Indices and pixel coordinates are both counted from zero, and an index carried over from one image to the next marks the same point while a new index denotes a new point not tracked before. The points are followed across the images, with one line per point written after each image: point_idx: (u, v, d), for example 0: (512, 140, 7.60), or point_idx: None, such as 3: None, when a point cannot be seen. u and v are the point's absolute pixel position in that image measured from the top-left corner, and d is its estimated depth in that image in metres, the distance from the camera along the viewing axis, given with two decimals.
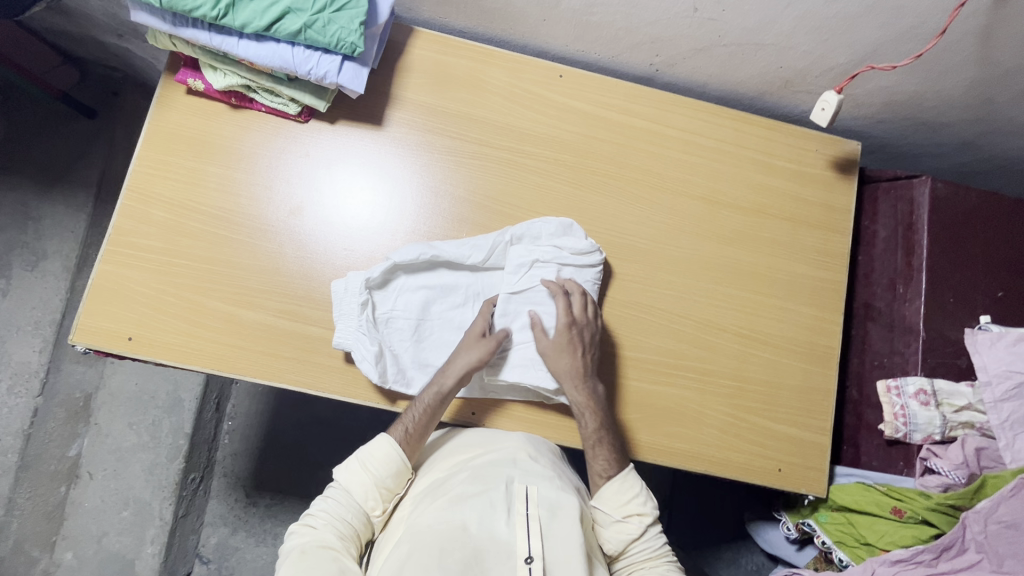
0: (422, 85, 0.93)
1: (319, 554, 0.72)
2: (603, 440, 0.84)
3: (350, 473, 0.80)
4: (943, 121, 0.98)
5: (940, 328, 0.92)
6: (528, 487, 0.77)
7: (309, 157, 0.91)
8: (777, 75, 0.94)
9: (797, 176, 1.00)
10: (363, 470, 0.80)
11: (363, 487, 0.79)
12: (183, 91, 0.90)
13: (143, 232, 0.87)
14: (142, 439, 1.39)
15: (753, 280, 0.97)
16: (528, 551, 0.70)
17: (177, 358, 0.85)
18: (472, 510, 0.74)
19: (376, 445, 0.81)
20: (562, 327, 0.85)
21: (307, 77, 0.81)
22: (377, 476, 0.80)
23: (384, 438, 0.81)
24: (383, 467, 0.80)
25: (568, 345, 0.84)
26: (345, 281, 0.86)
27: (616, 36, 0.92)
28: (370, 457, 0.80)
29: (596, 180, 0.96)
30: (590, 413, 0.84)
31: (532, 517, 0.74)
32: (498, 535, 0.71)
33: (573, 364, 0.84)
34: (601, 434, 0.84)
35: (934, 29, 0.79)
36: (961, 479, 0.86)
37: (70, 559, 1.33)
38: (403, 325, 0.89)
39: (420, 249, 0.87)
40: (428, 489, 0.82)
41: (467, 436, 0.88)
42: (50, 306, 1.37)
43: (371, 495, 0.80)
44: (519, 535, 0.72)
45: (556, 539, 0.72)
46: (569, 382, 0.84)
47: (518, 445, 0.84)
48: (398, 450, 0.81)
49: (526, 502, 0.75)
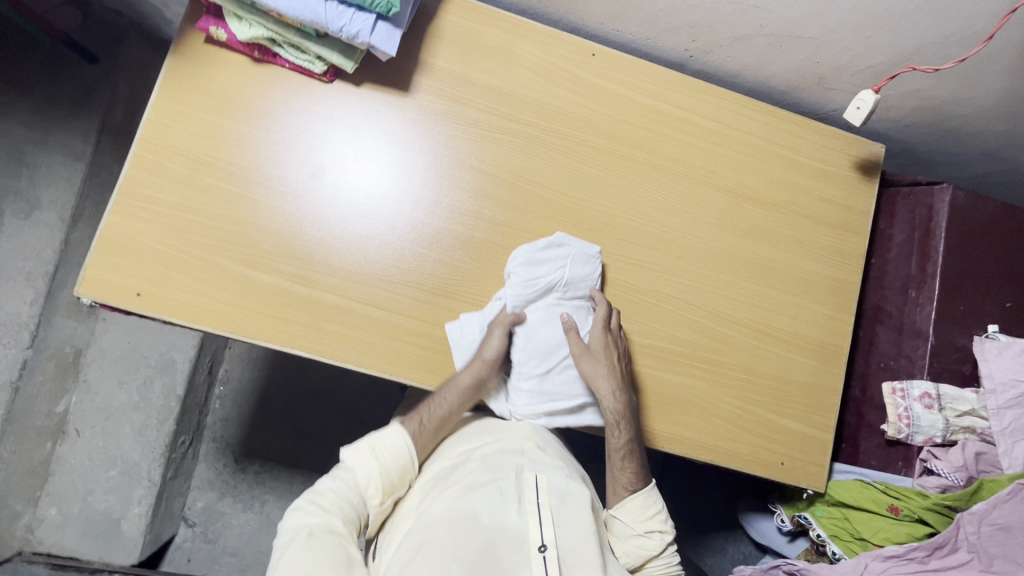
0: (452, 53, 0.91)
1: (327, 539, 0.70)
2: (628, 469, 0.85)
3: (359, 455, 0.78)
4: (969, 129, 0.99)
5: (949, 335, 0.94)
6: (538, 476, 0.79)
7: (332, 119, 0.88)
8: (812, 71, 0.93)
9: (821, 174, 0.99)
10: (371, 454, 0.78)
11: (369, 474, 0.78)
12: (204, 39, 0.85)
13: (157, 185, 0.84)
14: (133, 399, 1.36)
15: (769, 276, 0.97)
16: (541, 539, 0.71)
17: (184, 317, 0.82)
18: (483, 500, 0.75)
19: (387, 435, 0.80)
20: (600, 331, 0.85)
21: (338, 34, 0.78)
22: (383, 466, 0.78)
23: (397, 428, 0.81)
24: (391, 456, 0.79)
25: (603, 345, 0.85)
26: (460, 324, 0.87)
27: (655, 17, 0.90)
28: (381, 444, 0.79)
29: (620, 164, 0.94)
30: (620, 428, 0.84)
31: (543, 505, 0.75)
32: (510, 524, 0.72)
33: (607, 369, 0.84)
34: (625, 462, 0.85)
35: (979, 33, 0.79)
36: (960, 481, 0.89)
37: (54, 515, 1.30)
38: (528, 360, 0.87)
39: (544, 295, 0.88)
40: (436, 478, 0.83)
41: (473, 427, 0.91)
42: (43, 257, 1.31)
43: (374, 483, 0.78)
44: (530, 523, 0.73)
45: (567, 528, 0.74)
46: (602, 387, 0.84)
47: (527, 435, 0.86)
48: (410, 442, 0.81)
49: (537, 491, 0.77)
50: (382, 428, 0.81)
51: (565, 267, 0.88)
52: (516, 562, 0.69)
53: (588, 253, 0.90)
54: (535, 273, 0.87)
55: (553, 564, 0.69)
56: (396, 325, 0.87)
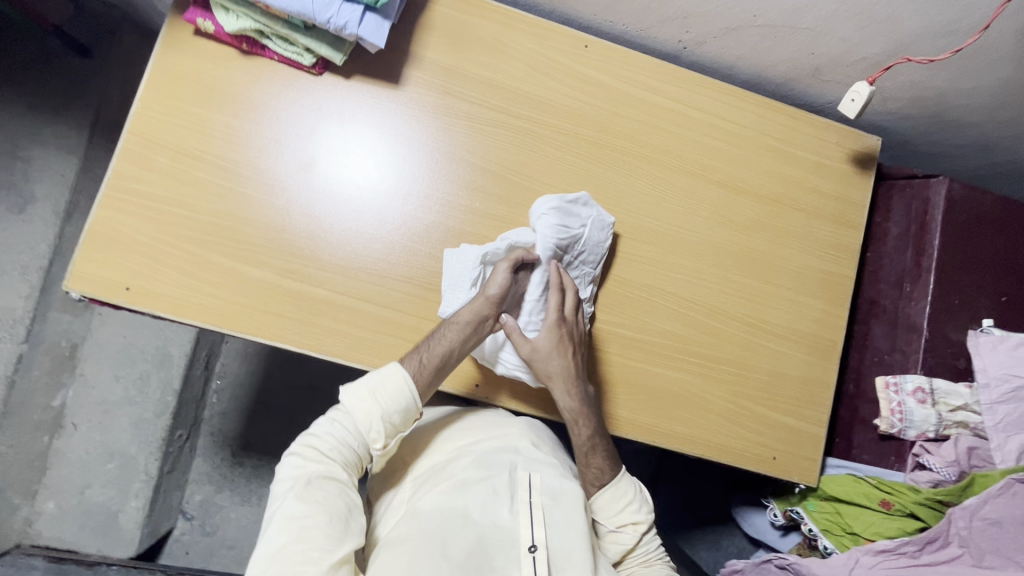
0: (443, 44, 0.90)
1: (325, 489, 0.70)
2: (593, 464, 0.85)
3: (359, 401, 0.75)
4: (967, 121, 0.98)
5: (944, 329, 0.93)
6: (532, 475, 0.79)
7: (322, 112, 0.87)
8: (807, 62, 0.92)
9: (816, 167, 0.99)
10: (372, 399, 0.75)
11: (369, 417, 0.75)
12: (192, 31, 0.85)
13: (146, 179, 0.83)
14: (128, 393, 1.36)
15: (763, 270, 0.96)
16: (532, 540, 0.72)
17: (174, 311, 0.82)
18: (475, 498, 0.74)
19: (388, 377, 0.76)
20: (552, 324, 0.82)
21: (326, 26, 0.77)
22: (385, 409, 0.75)
23: (398, 369, 0.77)
24: (393, 401, 0.75)
25: (554, 338, 0.82)
26: (458, 252, 0.87)
27: (649, 8, 0.88)
28: (382, 388, 0.75)
29: (613, 156, 0.93)
30: (581, 423, 0.84)
31: (535, 505, 0.75)
32: (502, 525, 0.73)
33: (561, 366, 0.82)
34: (590, 458, 0.85)
35: (976, 24, 0.78)
36: (952, 476, 0.88)
37: (52, 509, 1.31)
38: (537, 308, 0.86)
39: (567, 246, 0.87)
40: (429, 473, 0.82)
41: (467, 422, 0.89)
42: (37, 252, 1.31)
43: (375, 426, 0.75)
44: (522, 523, 0.73)
45: (558, 528, 0.74)
46: (557, 382, 0.83)
47: (521, 433, 0.86)
48: (410, 383, 0.76)
49: (529, 490, 0.77)
50: (383, 372, 0.76)
51: (586, 229, 0.88)
52: (506, 563, 0.70)
53: (604, 224, 0.90)
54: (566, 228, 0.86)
55: (542, 565, 0.70)
56: (387, 319, 0.87)
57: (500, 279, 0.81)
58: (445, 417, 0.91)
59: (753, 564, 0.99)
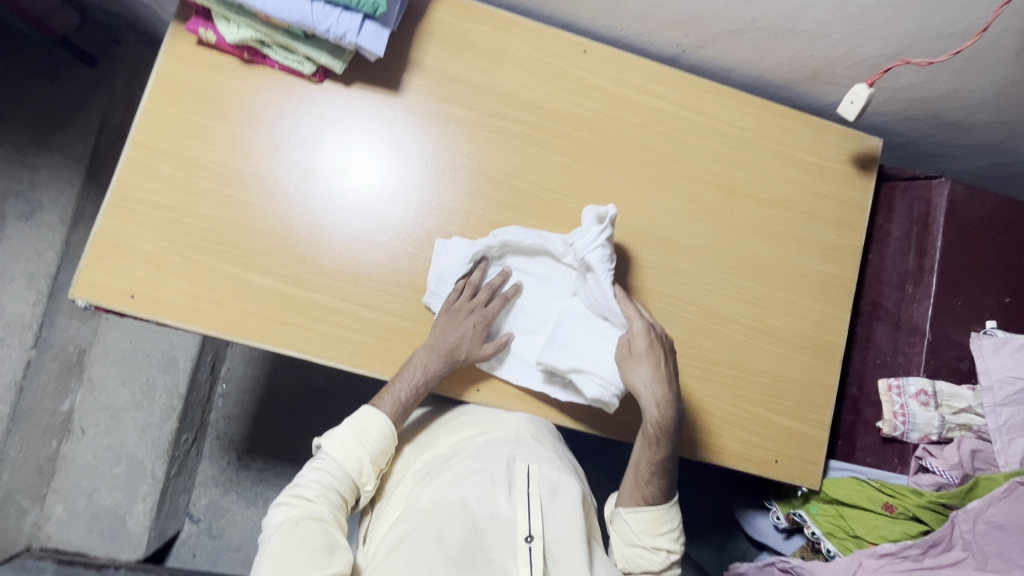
0: (442, 51, 0.90)
1: (312, 526, 0.72)
2: (652, 481, 0.85)
3: (345, 447, 0.79)
4: (969, 122, 0.97)
5: (946, 331, 0.93)
6: (530, 466, 0.78)
7: (323, 120, 0.88)
8: (806, 64, 0.92)
9: (817, 170, 0.98)
10: (358, 444, 0.79)
11: (358, 463, 0.80)
12: (194, 41, 0.86)
13: (150, 188, 0.84)
14: (135, 397, 1.38)
15: (764, 273, 0.96)
16: (528, 530, 0.71)
17: (179, 318, 0.83)
18: (474, 488, 0.75)
19: (366, 419, 0.80)
20: (644, 331, 0.82)
21: (326, 35, 0.78)
22: (370, 451, 0.80)
23: (376, 412, 0.81)
24: (376, 441, 0.81)
25: (648, 346, 0.82)
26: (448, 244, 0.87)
27: (647, 13, 0.89)
28: (365, 432, 0.80)
29: (613, 161, 0.94)
30: (657, 438, 0.83)
31: (533, 496, 0.75)
32: (499, 514, 0.73)
33: (651, 375, 0.81)
34: (649, 473, 0.85)
35: (974, 26, 0.78)
36: (955, 479, 0.88)
37: (60, 513, 1.33)
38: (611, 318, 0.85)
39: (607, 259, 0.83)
40: (430, 466, 0.83)
41: (468, 414, 0.90)
42: (44, 259, 1.33)
43: (365, 470, 0.80)
44: (519, 513, 0.73)
45: (554, 519, 0.74)
46: (647, 395, 0.81)
47: (522, 425, 0.85)
48: (388, 423, 0.82)
49: (528, 480, 0.77)
50: (362, 417, 0.81)
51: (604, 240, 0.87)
52: (502, 551, 0.69)
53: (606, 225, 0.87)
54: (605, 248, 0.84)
55: (538, 556, 0.69)
56: (388, 324, 0.87)
57: (466, 323, 0.85)
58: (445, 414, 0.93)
59: (757, 567, 1.00)
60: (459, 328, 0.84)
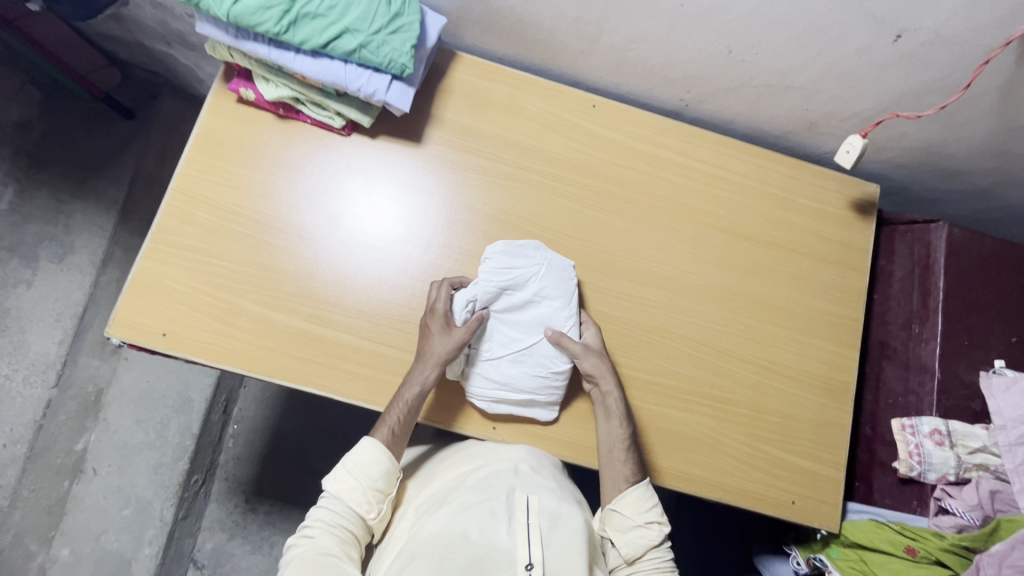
0: (461, 107, 0.97)
1: (319, 563, 0.75)
2: (626, 451, 0.86)
3: (341, 483, 0.81)
4: (961, 169, 1.02)
5: (956, 370, 0.94)
6: (530, 498, 0.78)
7: (350, 168, 0.94)
8: (802, 117, 0.97)
9: (818, 214, 1.03)
10: (351, 476, 0.81)
11: (357, 493, 0.81)
12: (235, 99, 0.93)
13: (186, 232, 0.89)
14: (148, 437, 1.40)
15: (772, 313, 0.99)
16: (528, 558, 0.70)
17: (208, 356, 0.86)
18: (474, 520, 0.74)
19: (364, 452, 0.82)
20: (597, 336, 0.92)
21: (356, 93, 0.85)
22: (367, 480, 0.82)
23: (373, 443, 0.83)
24: (370, 470, 0.82)
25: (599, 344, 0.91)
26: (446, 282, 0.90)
27: (651, 72, 0.96)
28: (357, 463, 0.82)
29: (622, 206, 0.99)
30: (615, 413, 0.87)
31: (533, 526, 0.74)
32: (499, 544, 0.71)
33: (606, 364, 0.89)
34: (626, 443, 0.86)
35: (958, 83, 0.83)
36: (976, 520, 0.87)
37: (66, 556, 1.32)
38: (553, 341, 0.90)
39: (516, 286, 0.89)
40: (432, 500, 0.84)
41: (468, 450, 0.91)
42: (73, 298, 1.38)
43: (365, 499, 0.82)
44: (519, 543, 0.72)
45: (556, 548, 0.72)
46: (602, 375, 0.88)
47: (522, 456, 0.85)
48: (386, 451, 0.83)
49: (527, 512, 0.76)
50: (357, 449, 0.83)
51: (543, 265, 0.90)
52: None
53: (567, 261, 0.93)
54: (511, 270, 0.89)
55: None
56: (405, 362, 0.90)
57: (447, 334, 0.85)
58: (444, 451, 0.96)
59: None
60: (439, 340, 0.85)
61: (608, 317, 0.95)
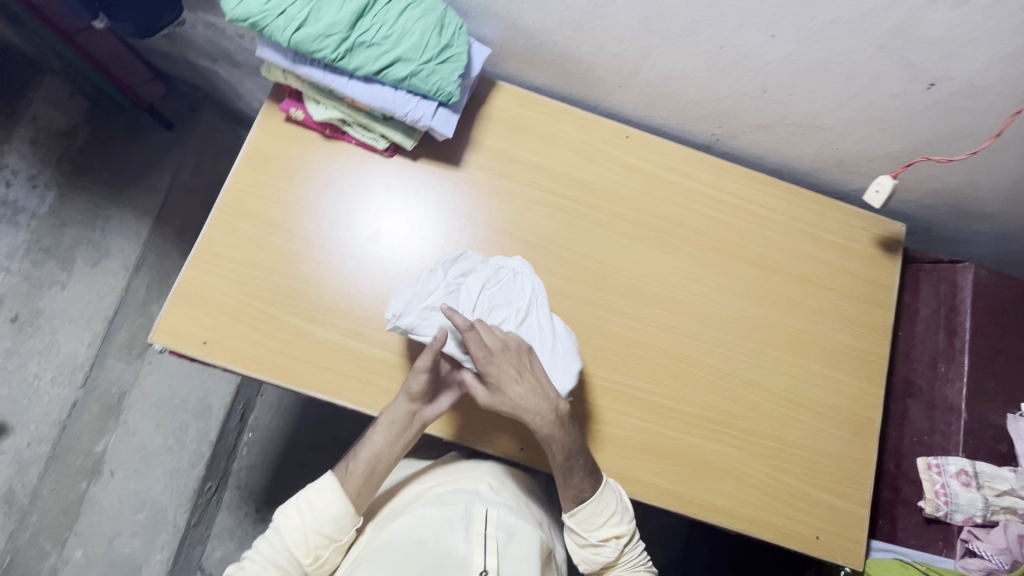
0: (499, 133, 1.00)
1: None
2: (574, 473, 0.84)
3: (287, 518, 0.82)
4: (988, 212, 1.03)
5: (981, 411, 0.95)
6: (489, 511, 0.79)
7: (391, 188, 0.97)
8: (831, 155, 1.00)
9: (844, 250, 1.04)
10: (298, 515, 0.82)
11: (298, 533, 0.82)
12: (283, 118, 0.97)
13: (230, 244, 0.92)
14: (167, 442, 1.41)
15: (798, 346, 1.00)
16: (483, 565, 0.69)
17: (246, 366, 0.89)
18: (432, 529, 0.76)
19: (318, 490, 0.83)
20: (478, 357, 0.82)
21: (403, 118, 0.88)
22: (313, 521, 0.82)
23: (329, 488, 0.83)
24: (318, 512, 0.82)
25: (499, 369, 0.82)
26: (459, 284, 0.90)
27: (685, 106, 0.99)
28: (307, 502, 0.83)
29: (652, 234, 1.01)
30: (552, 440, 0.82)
31: (490, 536, 0.73)
32: (455, 551, 0.72)
33: (523, 391, 0.82)
34: (569, 463, 0.83)
35: (988, 131, 0.86)
36: (1004, 564, 0.87)
37: (79, 557, 1.33)
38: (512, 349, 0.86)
39: None
40: (390, 515, 0.87)
41: (427, 475, 0.94)
42: (105, 301, 1.41)
43: (305, 541, 0.82)
44: (475, 551, 0.71)
45: (512, 558, 0.71)
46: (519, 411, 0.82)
47: (480, 478, 0.89)
48: (343, 504, 0.83)
49: (486, 523, 0.76)
50: (313, 485, 0.84)
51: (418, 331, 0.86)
52: None
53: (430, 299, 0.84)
54: None
55: None
56: None
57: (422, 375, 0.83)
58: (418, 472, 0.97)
59: None
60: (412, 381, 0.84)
61: (635, 343, 0.96)
